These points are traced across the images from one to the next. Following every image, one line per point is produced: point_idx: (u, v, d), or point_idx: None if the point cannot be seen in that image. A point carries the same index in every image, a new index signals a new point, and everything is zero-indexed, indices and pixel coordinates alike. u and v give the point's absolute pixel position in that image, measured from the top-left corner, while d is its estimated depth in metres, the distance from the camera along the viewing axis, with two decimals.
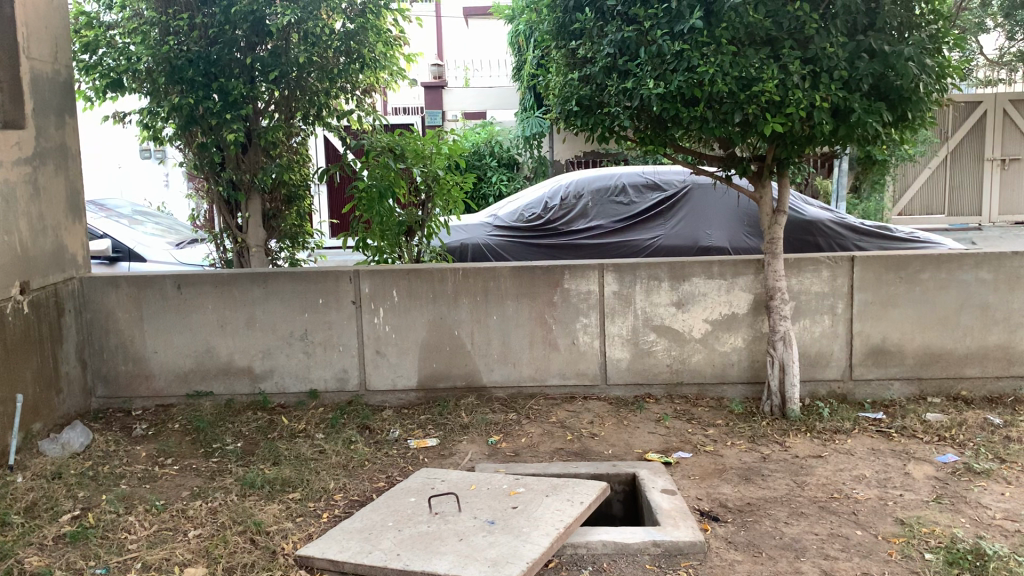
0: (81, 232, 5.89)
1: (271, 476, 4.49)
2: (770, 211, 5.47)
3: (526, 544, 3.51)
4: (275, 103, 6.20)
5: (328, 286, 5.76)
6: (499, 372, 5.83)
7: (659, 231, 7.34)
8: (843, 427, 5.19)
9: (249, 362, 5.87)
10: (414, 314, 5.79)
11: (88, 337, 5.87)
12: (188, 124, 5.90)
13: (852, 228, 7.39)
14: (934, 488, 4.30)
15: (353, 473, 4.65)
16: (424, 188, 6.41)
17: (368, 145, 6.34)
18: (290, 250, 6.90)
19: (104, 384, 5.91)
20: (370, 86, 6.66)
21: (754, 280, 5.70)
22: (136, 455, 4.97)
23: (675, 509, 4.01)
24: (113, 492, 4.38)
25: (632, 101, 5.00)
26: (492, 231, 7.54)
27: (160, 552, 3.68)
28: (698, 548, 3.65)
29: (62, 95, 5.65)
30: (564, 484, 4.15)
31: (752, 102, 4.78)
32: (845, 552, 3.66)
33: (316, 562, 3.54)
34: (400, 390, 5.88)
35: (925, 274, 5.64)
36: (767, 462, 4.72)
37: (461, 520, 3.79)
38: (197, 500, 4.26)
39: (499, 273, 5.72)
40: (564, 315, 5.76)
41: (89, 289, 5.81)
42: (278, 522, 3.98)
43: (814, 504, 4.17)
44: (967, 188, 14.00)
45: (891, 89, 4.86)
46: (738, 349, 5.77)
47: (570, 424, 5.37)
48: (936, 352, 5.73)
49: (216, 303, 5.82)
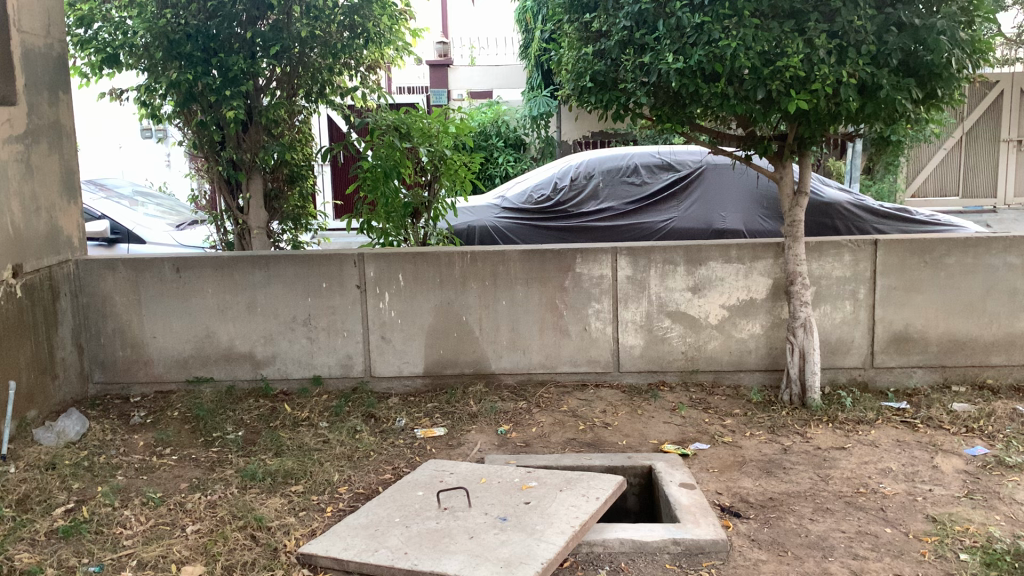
0: (76, 213, 5.69)
1: (272, 468, 4.31)
2: (790, 193, 5.26)
3: (540, 542, 3.33)
4: (277, 79, 6.00)
5: (331, 271, 5.57)
6: (509, 359, 5.65)
7: (671, 214, 7.12)
8: (866, 417, 5.00)
9: (251, 348, 5.69)
10: (420, 299, 5.60)
11: (85, 321, 5.69)
12: (187, 101, 5.72)
13: (871, 210, 7.17)
14: (964, 482, 4.11)
15: (359, 464, 4.47)
16: (430, 168, 6.20)
17: (373, 123, 6.06)
18: (293, 232, 6.70)
19: (102, 370, 5.74)
20: (374, 63, 6.38)
21: (773, 265, 5.49)
22: (133, 444, 4.80)
23: (694, 504, 3.83)
24: (108, 484, 4.22)
25: (649, 77, 4.79)
26: (499, 214, 7.34)
27: (156, 549, 3.51)
28: (721, 547, 3.48)
29: (55, 70, 5.44)
30: (579, 478, 3.97)
31: (776, 78, 4.54)
32: (875, 552, 3.48)
33: (320, 560, 3.37)
34: (406, 377, 5.70)
35: (951, 258, 5.43)
36: (789, 454, 4.53)
37: (472, 516, 3.61)
38: (196, 493, 4.09)
39: (508, 257, 5.53)
40: (576, 301, 5.56)
41: (85, 272, 5.63)
42: (280, 517, 3.81)
43: (839, 499, 3.99)
44: (981, 170, 13.77)
45: (921, 65, 4.62)
46: (755, 336, 5.58)
47: (582, 413, 5.19)
48: (962, 339, 5.53)
49: (216, 287, 5.63)
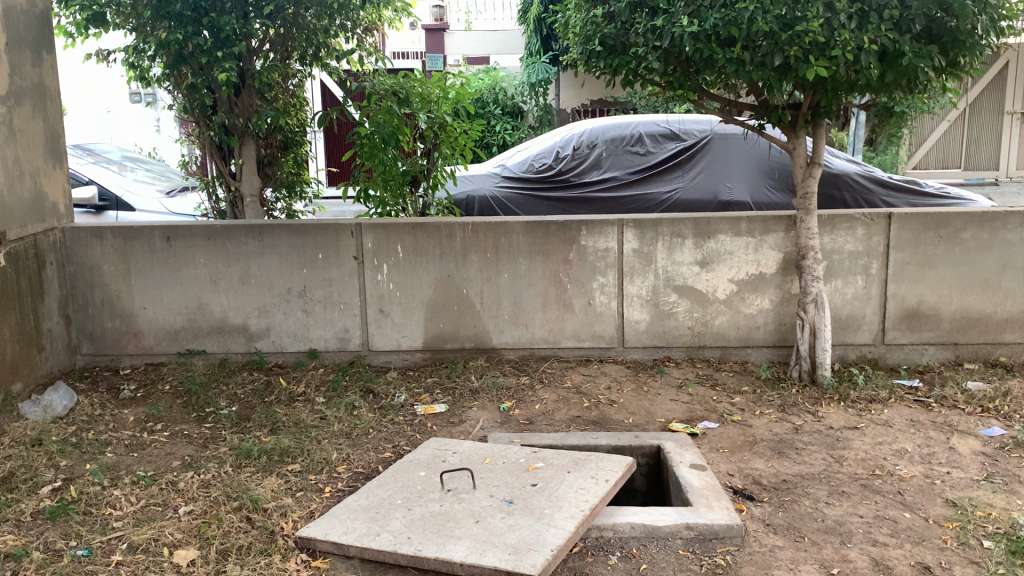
0: (62, 179, 5.47)
1: (268, 446, 4.16)
2: (803, 164, 5.07)
3: (550, 528, 3.19)
4: (270, 41, 5.75)
5: (328, 241, 5.39)
6: (511, 333, 5.49)
7: (676, 184, 6.93)
8: (879, 396, 4.87)
9: (244, 320, 5.52)
10: (419, 271, 5.42)
11: (72, 291, 5.49)
12: (176, 63, 5.47)
13: (879, 182, 6.99)
14: (983, 465, 3.99)
15: (358, 442, 4.32)
16: (430, 136, 6.00)
17: (370, 87, 5.81)
18: (287, 200, 6.51)
19: (90, 341, 5.56)
20: (371, 25, 6.17)
21: (784, 238, 5.33)
22: (123, 420, 4.63)
23: (706, 486, 3.70)
24: (97, 462, 4.06)
25: (661, 41, 4.57)
26: (499, 182, 7.16)
27: (148, 532, 3.36)
28: (736, 532, 3.35)
29: (39, 29, 5.18)
30: (587, 459, 3.83)
31: (794, 44, 4.32)
32: (895, 538, 3.36)
33: (319, 544, 3.23)
34: (405, 351, 5.54)
35: (967, 233, 5.27)
36: (801, 434, 4.40)
37: (477, 499, 3.47)
38: (189, 471, 3.94)
39: (511, 227, 5.35)
40: (580, 274, 5.40)
41: (72, 241, 5.43)
42: (277, 498, 3.66)
43: (855, 482, 3.87)
44: (984, 141, 13.64)
45: (944, 31, 4.40)
46: (764, 311, 5.43)
47: (587, 389, 5.05)
48: (976, 315, 5.39)
49: (209, 257, 5.44)
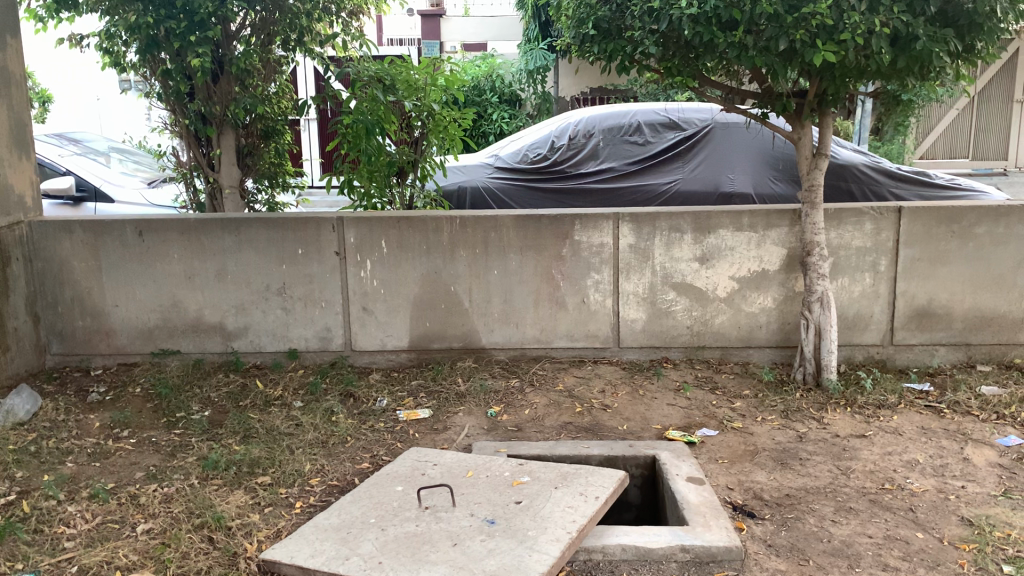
0: (28, 170, 5.21)
1: (237, 457, 3.91)
2: (808, 155, 4.79)
3: (532, 553, 2.93)
4: (250, 26, 5.48)
5: (308, 235, 5.13)
6: (500, 333, 5.24)
7: (676, 175, 6.66)
8: (887, 400, 4.61)
9: (221, 319, 5.26)
10: (404, 267, 5.16)
11: (40, 288, 5.24)
12: (150, 47, 5.18)
13: (888, 173, 6.71)
14: (1000, 478, 3.74)
15: (333, 451, 4.07)
16: (417, 124, 5.72)
17: (354, 73, 5.50)
18: (268, 191, 6.26)
19: (60, 341, 5.31)
20: (357, 9, 5.91)
21: (788, 234, 5.07)
22: (88, 426, 4.38)
23: (704, 503, 3.44)
24: (55, 473, 3.81)
25: (659, 24, 4.27)
26: (492, 173, 6.89)
27: (100, 553, 3.11)
28: (735, 555, 3.09)
29: (3, 12, 4.91)
30: (576, 473, 3.57)
31: (800, 28, 4.03)
32: (907, 562, 3.10)
33: (283, 568, 2.98)
34: (390, 351, 5.29)
35: (981, 228, 5.00)
36: (805, 443, 4.15)
37: (456, 518, 3.22)
38: (152, 484, 3.70)
39: (501, 222, 5.08)
40: (574, 271, 5.14)
41: (39, 235, 5.17)
42: (242, 515, 3.41)
43: (863, 497, 3.61)
44: (994, 131, 13.34)
45: (961, 13, 4.10)
46: (767, 310, 5.16)
47: (579, 393, 4.79)
48: (990, 315, 5.12)
49: (183, 252, 5.18)
